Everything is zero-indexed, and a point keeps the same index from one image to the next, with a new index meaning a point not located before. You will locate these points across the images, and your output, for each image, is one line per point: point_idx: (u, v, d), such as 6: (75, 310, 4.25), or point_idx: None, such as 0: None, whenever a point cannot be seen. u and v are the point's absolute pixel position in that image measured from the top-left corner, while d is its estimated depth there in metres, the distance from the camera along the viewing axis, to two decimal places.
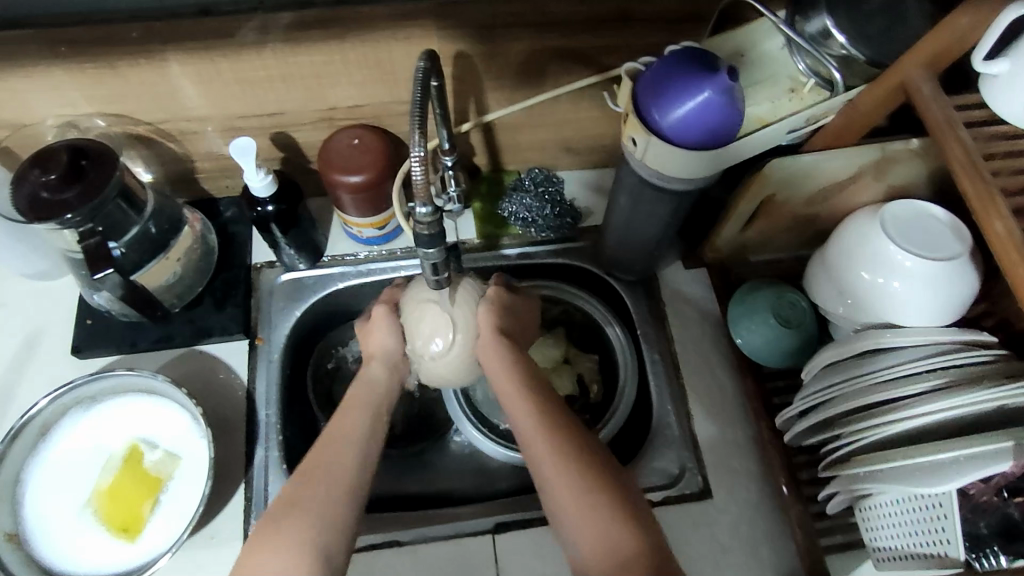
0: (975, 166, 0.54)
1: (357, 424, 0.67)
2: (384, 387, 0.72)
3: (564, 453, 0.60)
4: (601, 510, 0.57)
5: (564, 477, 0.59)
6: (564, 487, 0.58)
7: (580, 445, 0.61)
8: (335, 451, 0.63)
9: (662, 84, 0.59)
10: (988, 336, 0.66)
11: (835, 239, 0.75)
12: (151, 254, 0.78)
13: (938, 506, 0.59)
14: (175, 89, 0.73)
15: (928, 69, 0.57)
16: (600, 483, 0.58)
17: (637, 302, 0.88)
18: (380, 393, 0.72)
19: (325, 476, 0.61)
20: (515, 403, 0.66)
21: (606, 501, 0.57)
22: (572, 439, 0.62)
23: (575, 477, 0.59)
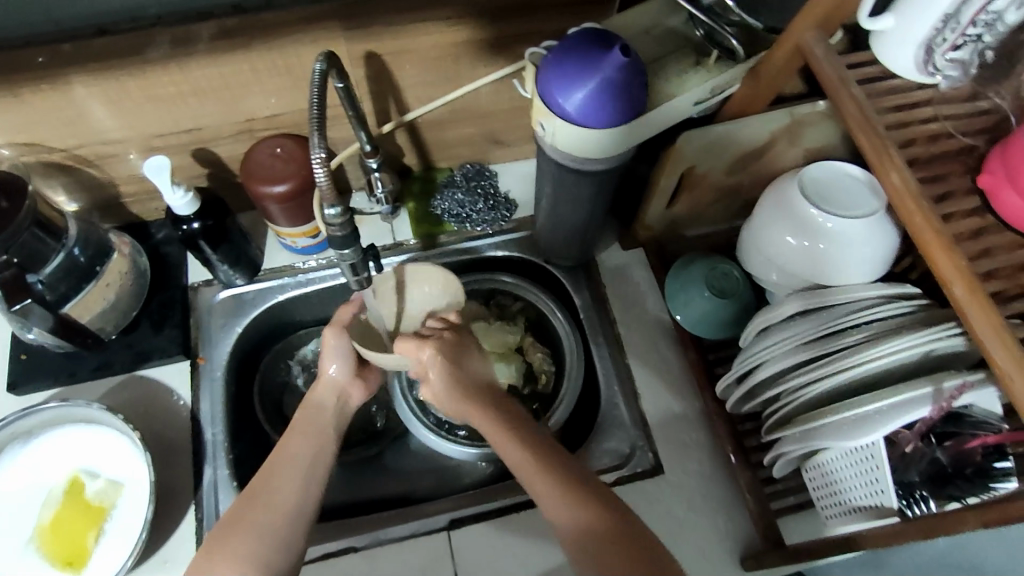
0: (869, 121, 0.55)
1: (303, 439, 0.69)
2: (331, 411, 0.74)
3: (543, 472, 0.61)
4: (592, 523, 0.57)
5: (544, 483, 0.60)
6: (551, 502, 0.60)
7: (557, 459, 0.62)
8: (274, 470, 0.66)
9: (561, 66, 0.60)
10: (913, 289, 0.67)
11: (759, 208, 0.76)
12: (81, 284, 0.77)
13: (872, 459, 0.59)
14: (84, 112, 0.72)
15: (820, 30, 0.58)
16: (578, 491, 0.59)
17: (578, 288, 0.89)
18: (328, 415, 0.73)
19: (268, 490, 0.64)
20: (475, 417, 0.69)
21: (582, 509, 0.58)
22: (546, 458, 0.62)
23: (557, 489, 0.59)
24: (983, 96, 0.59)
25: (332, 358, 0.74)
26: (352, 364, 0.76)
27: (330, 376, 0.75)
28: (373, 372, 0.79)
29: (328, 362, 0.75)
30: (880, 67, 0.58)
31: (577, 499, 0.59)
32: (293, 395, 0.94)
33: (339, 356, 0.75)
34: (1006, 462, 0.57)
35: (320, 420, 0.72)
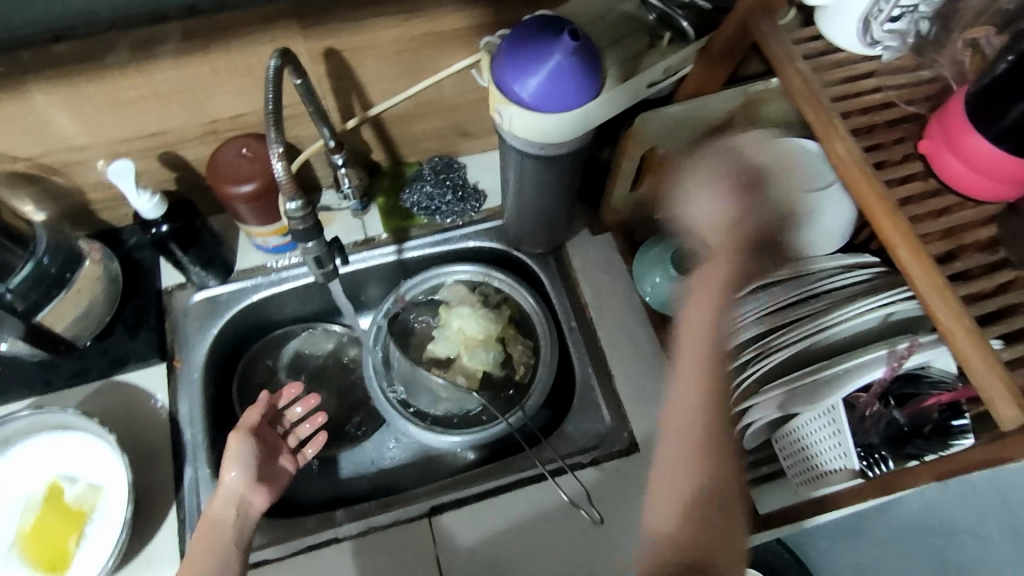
0: (814, 95, 0.57)
1: (203, 546, 0.65)
2: (233, 523, 0.67)
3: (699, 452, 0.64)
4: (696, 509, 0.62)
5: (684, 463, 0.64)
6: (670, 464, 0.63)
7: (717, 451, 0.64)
8: None
9: (514, 55, 0.61)
10: (868, 257, 0.69)
11: (718, 185, 0.77)
12: (51, 293, 0.77)
13: (833, 423, 0.61)
14: (45, 120, 0.72)
15: (766, 7, 0.60)
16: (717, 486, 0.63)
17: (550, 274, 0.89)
18: (230, 532, 0.67)
19: None
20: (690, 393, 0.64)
21: (691, 518, 0.62)
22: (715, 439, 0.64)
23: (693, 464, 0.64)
24: (925, 66, 0.60)
25: (235, 462, 0.71)
26: (256, 472, 0.72)
27: (229, 486, 0.69)
28: (276, 484, 0.74)
29: (229, 467, 0.71)
30: (825, 42, 0.60)
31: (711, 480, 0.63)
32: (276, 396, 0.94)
33: (242, 461, 0.72)
34: (962, 420, 0.58)
35: (224, 538, 0.66)
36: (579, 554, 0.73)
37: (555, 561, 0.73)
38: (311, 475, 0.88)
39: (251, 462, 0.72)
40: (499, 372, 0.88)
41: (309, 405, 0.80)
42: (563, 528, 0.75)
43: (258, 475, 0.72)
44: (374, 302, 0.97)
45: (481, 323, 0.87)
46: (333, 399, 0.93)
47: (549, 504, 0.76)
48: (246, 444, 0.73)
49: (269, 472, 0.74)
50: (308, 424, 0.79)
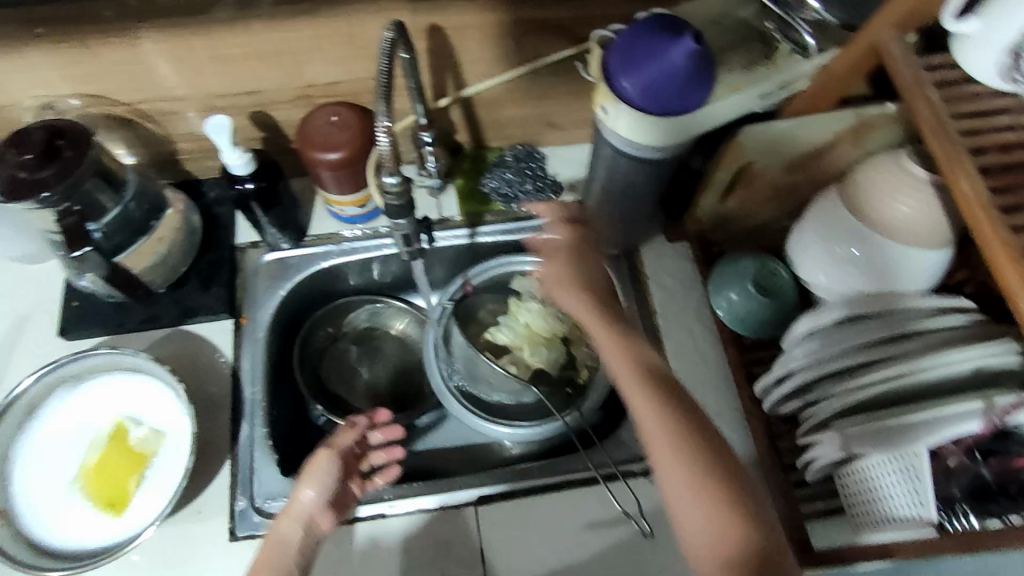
0: (942, 126, 0.54)
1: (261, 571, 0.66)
2: (297, 544, 0.68)
3: (707, 494, 0.56)
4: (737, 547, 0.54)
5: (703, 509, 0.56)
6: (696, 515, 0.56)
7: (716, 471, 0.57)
8: None
9: (629, 51, 0.59)
10: (968, 302, 0.64)
11: (812, 208, 0.74)
12: (134, 237, 0.79)
13: (911, 469, 0.59)
14: (150, 68, 0.73)
15: (900, 30, 0.57)
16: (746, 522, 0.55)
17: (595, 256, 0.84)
18: (292, 553, 0.67)
19: None
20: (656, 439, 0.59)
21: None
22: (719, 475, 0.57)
23: (703, 499, 0.56)
24: None
25: (316, 479, 0.71)
26: (331, 494, 0.71)
27: (301, 504, 0.69)
28: (343, 509, 0.73)
29: (306, 485, 0.70)
30: (959, 72, 0.56)
31: (738, 521, 0.55)
32: (334, 362, 0.94)
33: (320, 481, 0.71)
34: None
35: (284, 560, 0.66)
36: (622, 563, 0.72)
37: (598, 567, 0.73)
38: None
39: (332, 483, 0.71)
40: (556, 373, 0.87)
41: (391, 435, 0.78)
42: (609, 536, 0.74)
43: (333, 496, 0.71)
44: (439, 282, 0.96)
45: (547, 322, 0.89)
46: (387, 374, 0.95)
47: (595, 510, 0.75)
48: (331, 465, 0.72)
49: (343, 495, 0.73)
50: (383, 453, 0.77)
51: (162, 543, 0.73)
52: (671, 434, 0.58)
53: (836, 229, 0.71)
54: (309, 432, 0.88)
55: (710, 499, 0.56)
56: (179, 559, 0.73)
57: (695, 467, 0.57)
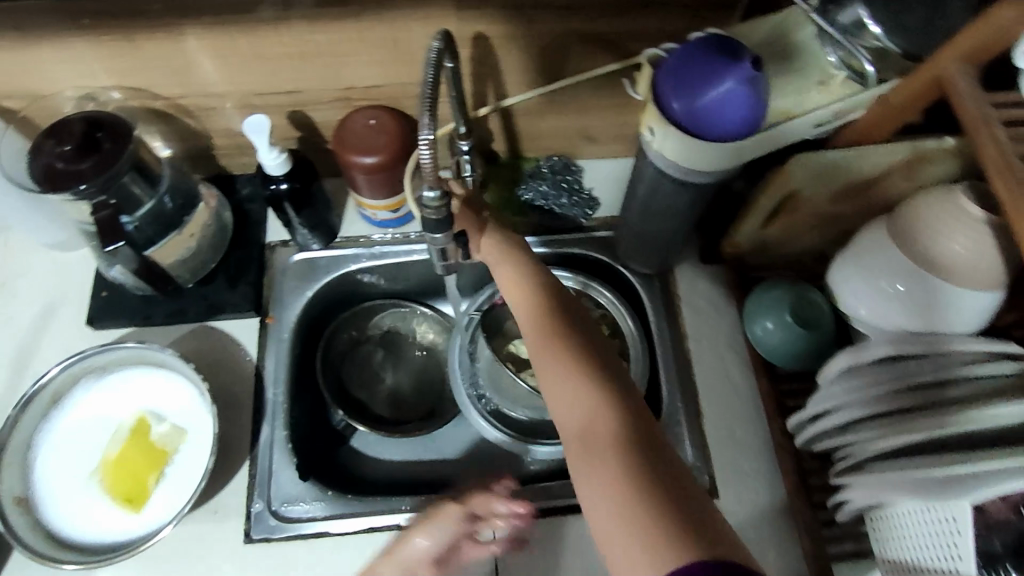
0: (1010, 168, 0.51)
1: None
2: None
3: (570, 371, 0.61)
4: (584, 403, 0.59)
5: (566, 389, 0.61)
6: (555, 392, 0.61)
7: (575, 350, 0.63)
8: None
9: (681, 74, 0.57)
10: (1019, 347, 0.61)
11: (857, 240, 0.72)
12: (165, 231, 0.78)
13: (952, 521, 0.57)
14: (192, 64, 0.73)
15: (967, 64, 0.55)
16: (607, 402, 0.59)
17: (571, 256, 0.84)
18: None
19: None
20: (535, 331, 0.66)
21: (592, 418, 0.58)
22: (589, 371, 0.61)
23: (575, 391, 0.60)
24: None
25: (430, 530, 0.69)
26: (441, 551, 0.69)
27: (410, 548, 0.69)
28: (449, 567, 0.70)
29: (422, 534, 0.69)
30: None
31: (598, 398, 0.59)
32: (356, 364, 0.94)
33: (436, 533, 0.69)
34: None
35: None
36: None
37: None
38: (387, 454, 0.88)
39: (444, 540, 0.69)
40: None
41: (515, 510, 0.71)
42: None
43: (443, 554, 0.69)
44: (467, 290, 0.95)
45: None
46: (409, 380, 0.94)
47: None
48: (448, 523, 0.69)
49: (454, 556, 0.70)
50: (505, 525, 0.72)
51: (177, 542, 0.73)
52: (540, 326, 0.66)
53: (881, 264, 0.69)
54: (327, 435, 0.88)
55: (580, 385, 0.60)
56: (194, 559, 0.72)
57: (571, 369, 0.61)
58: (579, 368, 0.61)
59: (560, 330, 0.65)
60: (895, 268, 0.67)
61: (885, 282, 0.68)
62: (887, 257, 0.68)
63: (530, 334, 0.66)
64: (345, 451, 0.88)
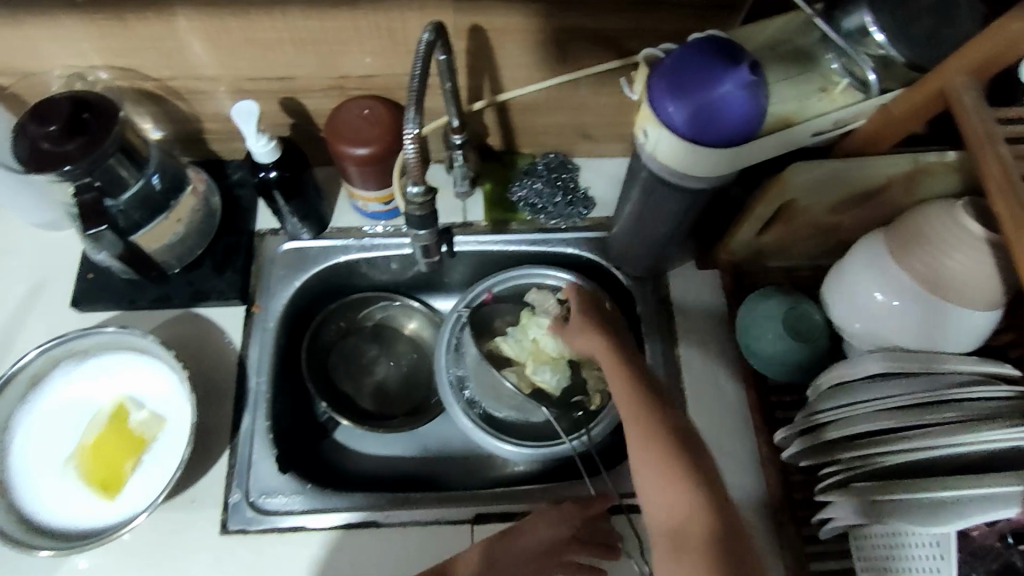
0: (1012, 188, 0.49)
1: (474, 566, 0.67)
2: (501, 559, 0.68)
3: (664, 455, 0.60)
4: (682, 489, 0.58)
5: (653, 469, 0.60)
6: (646, 466, 0.61)
7: (668, 426, 0.62)
8: None
9: (677, 76, 0.56)
10: (1010, 369, 0.61)
11: (852, 251, 0.71)
12: (153, 214, 0.77)
13: (936, 545, 0.56)
14: (182, 46, 0.71)
15: (972, 76, 0.53)
16: (707, 513, 0.57)
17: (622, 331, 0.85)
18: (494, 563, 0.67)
19: None
20: (624, 403, 0.66)
21: (684, 499, 0.58)
22: (685, 471, 0.59)
23: (672, 495, 0.59)
24: None
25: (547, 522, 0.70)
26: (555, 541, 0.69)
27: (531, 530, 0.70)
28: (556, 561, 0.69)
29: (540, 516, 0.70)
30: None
31: (684, 487, 0.58)
32: (343, 356, 0.93)
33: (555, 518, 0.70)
34: None
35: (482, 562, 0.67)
36: None
37: None
38: (371, 446, 0.88)
39: (546, 534, 0.69)
40: (559, 396, 0.84)
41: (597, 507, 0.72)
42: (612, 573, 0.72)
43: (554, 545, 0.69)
44: (459, 286, 0.94)
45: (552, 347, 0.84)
46: (396, 373, 0.93)
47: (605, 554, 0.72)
48: (562, 521, 0.70)
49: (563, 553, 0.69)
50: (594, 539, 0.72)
51: (155, 530, 0.72)
52: (632, 394, 0.66)
53: (875, 273, 0.67)
54: (310, 427, 0.87)
55: (675, 485, 0.59)
56: (171, 549, 0.71)
57: (667, 462, 0.60)
58: (675, 469, 0.59)
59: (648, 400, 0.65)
60: (890, 279, 0.66)
61: (877, 291, 0.67)
62: (884, 269, 0.66)
63: (625, 419, 0.65)
64: (327, 444, 0.87)
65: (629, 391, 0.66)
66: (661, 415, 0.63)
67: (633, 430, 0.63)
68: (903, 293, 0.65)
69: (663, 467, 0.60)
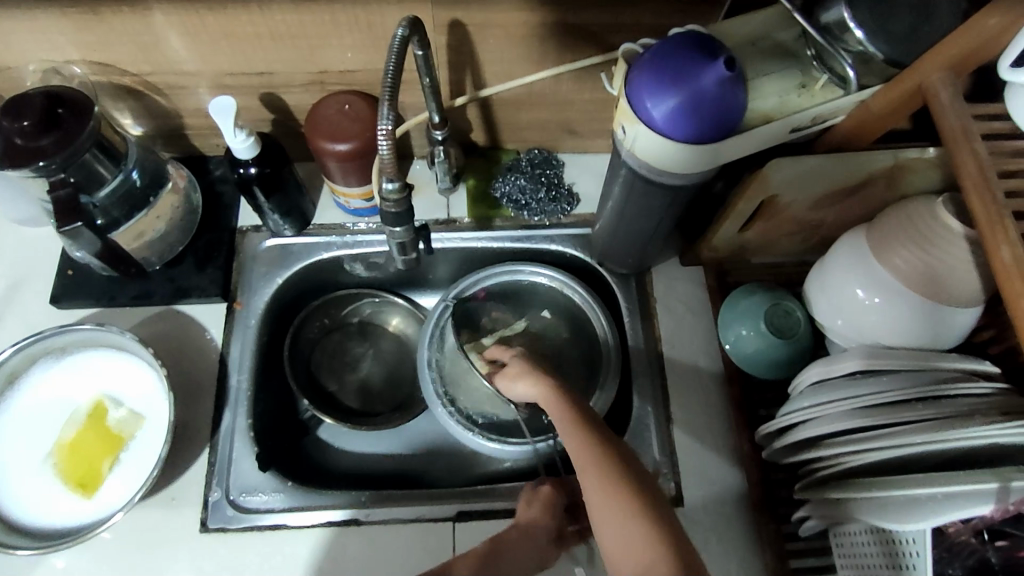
0: (987, 185, 0.49)
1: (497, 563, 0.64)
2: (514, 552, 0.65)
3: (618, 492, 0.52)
4: (646, 532, 0.49)
5: (610, 509, 0.52)
6: (604, 508, 0.52)
7: (620, 460, 0.55)
8: None
9: (655, 70, 0.55)
10: (989, 367, 0.61)
11: (836, 247, 0.70)
12: (133, 211, 0.77)
13: (913, 541, 0.56)
14: (159, 40, 0.71)
15: (949, 72, 0.53)
16: (668, 547, 0.48)
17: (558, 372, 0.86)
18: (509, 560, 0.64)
19: None
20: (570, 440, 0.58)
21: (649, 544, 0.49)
22: (644, 508, 0.51)
23: (633, 537, 0.50)
24: None
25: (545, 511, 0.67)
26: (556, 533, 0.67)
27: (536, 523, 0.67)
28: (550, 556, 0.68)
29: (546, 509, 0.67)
30: (1010, 125, 0.52)
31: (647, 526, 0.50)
32: (327, 354, 0.92)
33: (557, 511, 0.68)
34: None
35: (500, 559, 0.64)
36: None
37: None
38: (355, 443, 0.88)
39: (547, 522, 0.67)
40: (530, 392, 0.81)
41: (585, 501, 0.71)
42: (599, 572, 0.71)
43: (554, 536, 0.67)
44: (445, 282, 0.94)
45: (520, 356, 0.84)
46: (380, 371, 0.93)
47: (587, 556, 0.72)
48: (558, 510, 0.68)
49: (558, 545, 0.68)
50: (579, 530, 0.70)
51: (134, 529, 0.72)
52: (575, 430, 0.58)
53: (858, 271, 0.66)
54: (293, 425, 0.86)
55: (634, 525, 0.50)
56: (151, 547, 0.71)
57: (622, 499, 0.52)
58: (631, 504, 0.51)
59: (595, 432, 0.57)
60: (871, 277, 0.65)
61: (859, 290, 0.66)
62: (867, 267, 0.66)
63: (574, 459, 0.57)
64: (310, 441, 0.87)
65: (574, 431, 0.58)
66: (613, 449, 0.56)
67: (583, 468, 0.55)
68: (884, 291, 0.64)
69: (623, 508, 0.51)
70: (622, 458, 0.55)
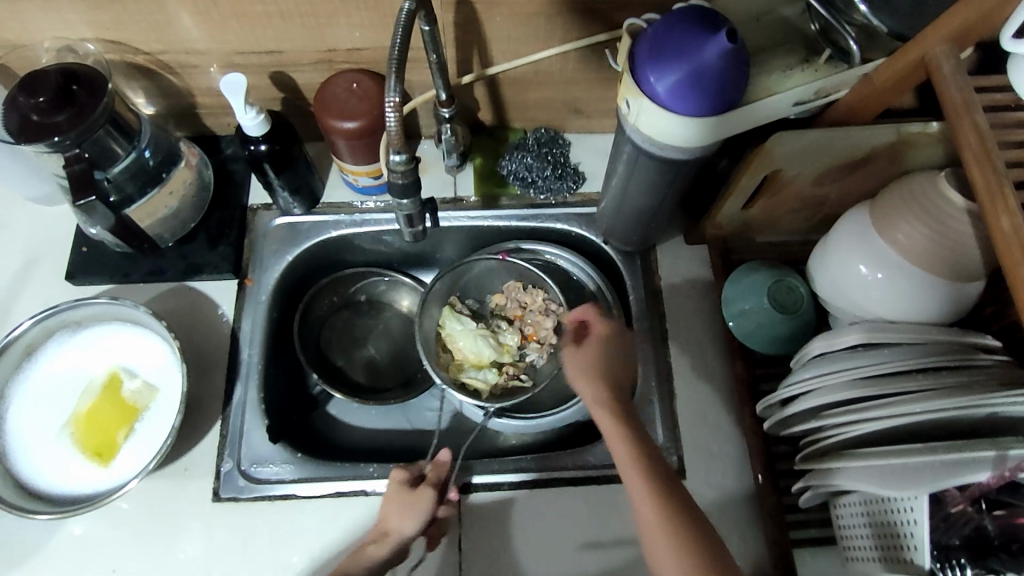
0: (987, 155, 0.50)
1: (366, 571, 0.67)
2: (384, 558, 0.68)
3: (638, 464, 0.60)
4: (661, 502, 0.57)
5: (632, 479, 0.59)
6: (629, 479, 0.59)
7: (643, 437, 0.62)
8: None
9: (659, 44, 0.56)
10: (993, 342, 0.62)
11: (840, 223, 0.71)
12: (147, 187, 0.78)
13: (911, 511, 0.56)
14: (172, 20, 0.72)
15: (952, 44, 0.53)
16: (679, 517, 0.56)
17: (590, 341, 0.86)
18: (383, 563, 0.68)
19: None
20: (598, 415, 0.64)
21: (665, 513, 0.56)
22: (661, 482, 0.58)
23: (654, 513, 0.57)
24: None
25: (406, 515, 0.69)
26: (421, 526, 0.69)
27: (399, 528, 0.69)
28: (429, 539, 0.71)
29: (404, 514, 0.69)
30: (1011, 96, 0.53)
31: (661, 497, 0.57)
32: (336, 331, 0.94)
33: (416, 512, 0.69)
34: None
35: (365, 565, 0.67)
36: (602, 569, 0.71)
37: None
38: (361, 419, 0.89)
39: (409, 523, 0.69)
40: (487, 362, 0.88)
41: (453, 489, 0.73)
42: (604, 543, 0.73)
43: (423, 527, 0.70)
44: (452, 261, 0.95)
45: (505, 335, 0.91)
46: (386, 349, 0.94)
47: (588, 527, 0.73)
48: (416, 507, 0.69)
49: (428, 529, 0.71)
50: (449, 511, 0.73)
51: (148, 497, 0.73)
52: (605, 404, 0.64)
53: (864, 245, 0.67)
54: (302, 399, 0.88)
55: (652, 497, 0.57)
56: (164, 514, 0.73)
57: (643, 472, 0.59)
58: (651, 476, 0.59)
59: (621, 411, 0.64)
60: (876, 252, 0.66)
61: (864, 265, 0.67)
62: (872, 242, 0.66)
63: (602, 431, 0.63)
64: (318, 415, 0.88)
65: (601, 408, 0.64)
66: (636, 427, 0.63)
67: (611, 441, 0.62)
68: (888, 266, 0.65)
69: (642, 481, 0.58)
70: (643, 434, 0.62)
